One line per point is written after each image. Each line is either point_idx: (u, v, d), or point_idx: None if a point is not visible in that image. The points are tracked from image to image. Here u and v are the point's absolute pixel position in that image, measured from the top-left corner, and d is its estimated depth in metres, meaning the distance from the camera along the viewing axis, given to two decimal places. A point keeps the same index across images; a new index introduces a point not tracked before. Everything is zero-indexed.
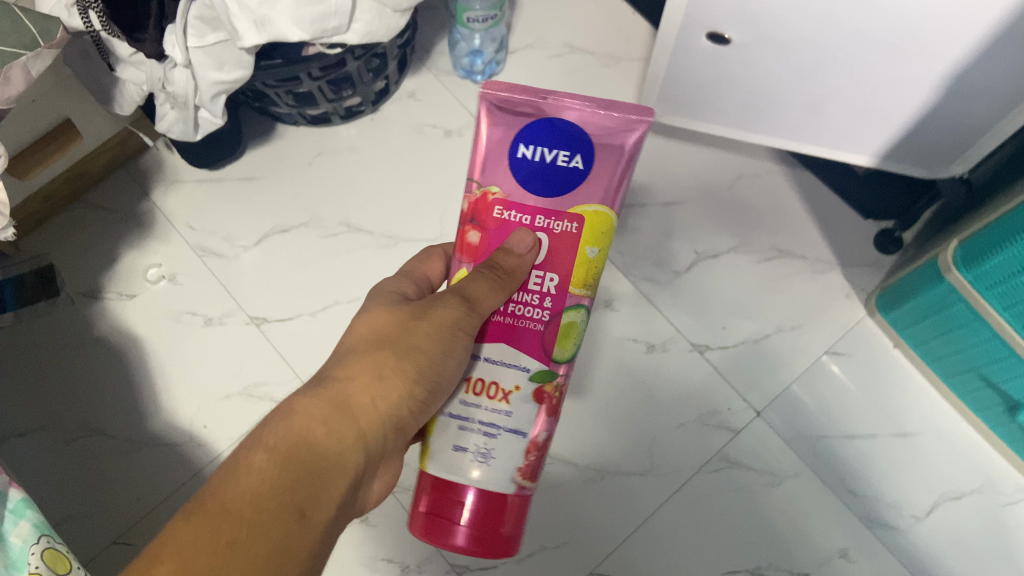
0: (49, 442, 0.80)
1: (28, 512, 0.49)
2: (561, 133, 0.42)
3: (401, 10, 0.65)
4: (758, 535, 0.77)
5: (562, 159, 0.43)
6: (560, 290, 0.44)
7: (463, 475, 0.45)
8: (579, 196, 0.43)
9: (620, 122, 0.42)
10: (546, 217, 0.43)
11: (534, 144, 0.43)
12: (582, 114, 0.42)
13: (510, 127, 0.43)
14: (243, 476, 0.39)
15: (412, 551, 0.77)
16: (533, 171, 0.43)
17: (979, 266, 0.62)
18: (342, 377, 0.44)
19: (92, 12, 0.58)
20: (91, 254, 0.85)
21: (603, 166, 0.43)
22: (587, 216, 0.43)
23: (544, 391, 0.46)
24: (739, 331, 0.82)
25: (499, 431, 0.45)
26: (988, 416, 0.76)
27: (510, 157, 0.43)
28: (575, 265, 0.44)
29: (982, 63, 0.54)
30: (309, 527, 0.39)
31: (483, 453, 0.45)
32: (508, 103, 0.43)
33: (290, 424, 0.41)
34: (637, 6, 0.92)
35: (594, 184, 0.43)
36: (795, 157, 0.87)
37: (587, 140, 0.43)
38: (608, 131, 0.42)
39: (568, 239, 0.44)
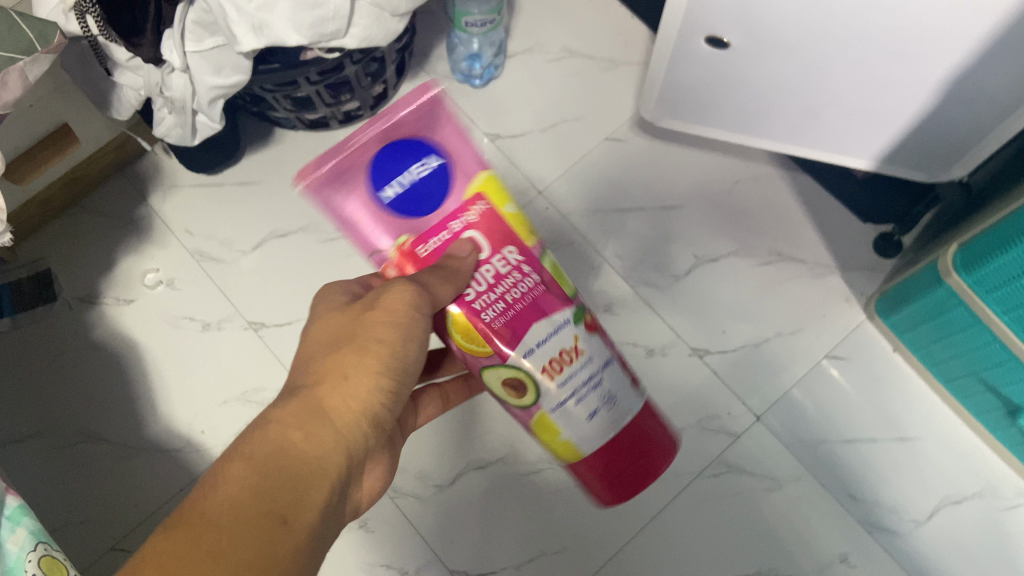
0: (45, 448, 0.79)
1: (24, 519, 0.49)
2: (396, 154, 0.42)
3: (399, 14, 0.65)
4: (758, 540, 0.77)
5: (419, 172, 0.42)
6: (523, 251, 0.45)
7: (605, 434, 0.46)
8: (456, 182, 0.43)
9: (419, 108, 0.43)
10: (456, 219, 0.43)
11: (390, 179, 0.42)
12: (389, 129, 0.42)
13: (359, 189, 0.42)
14: (223, 486, 0.37)
15: (410, 557, 0.77)
16: (416, 200, 0.42)
17: (980, 269, 0.62)
18: (307, 384, 0.43)
19: (89, 17, 0.58)
20: (89, 259, 0.85)
21: (447, 148, 0.44)
22: (480, 188, 0.44)
23: (587, 321, 0.47)
24: (739, 335, 0.82)
25: (600, 373, 0.46)
26: (989, 420, 0.76)
27: (384, 208, 0.42)
28: (512, 227, 0.45)
29: (982, 65, 0.54)
30: (297, 531, 0.37)
31: (608, 397, 0.46)
32: (333, 177, 0.41)
33: (265, 435, 0.40)
34: (636, 10, 0.92)
35: (459, 165, 0.44)
36: (794, 161, 0.87)
37: (417, 142, 0.43)
38: (421, 123, 0.43)
39: (488, 216, 0.44)
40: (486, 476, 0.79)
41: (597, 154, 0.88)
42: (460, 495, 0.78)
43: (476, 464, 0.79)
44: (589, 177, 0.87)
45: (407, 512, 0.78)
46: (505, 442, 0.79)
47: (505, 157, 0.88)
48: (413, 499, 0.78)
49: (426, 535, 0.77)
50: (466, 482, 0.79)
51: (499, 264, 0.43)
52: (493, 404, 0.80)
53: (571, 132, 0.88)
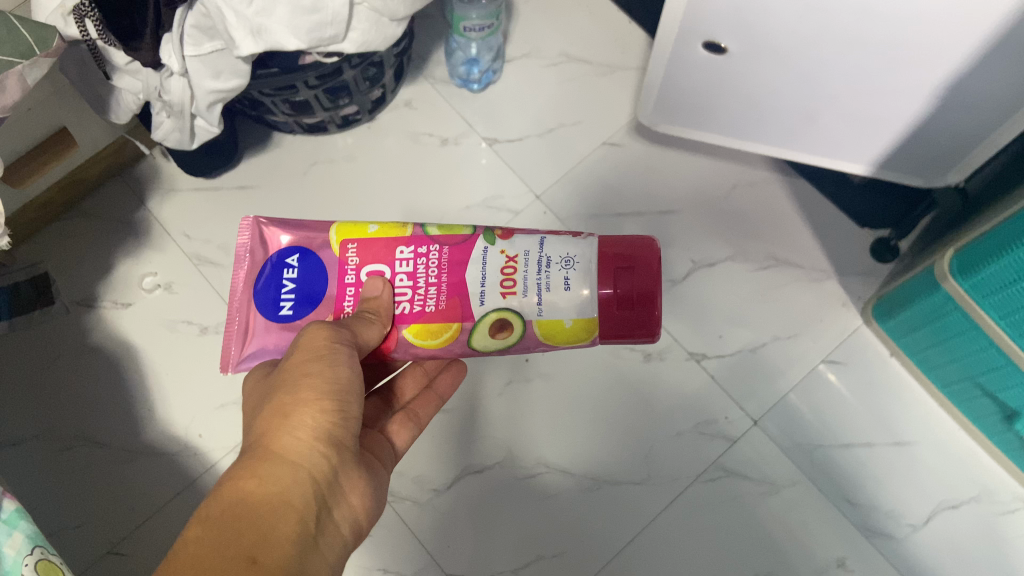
0: (42, 452, 0.79)
1: (21, 523, 0.48)
2: (265, 283, 0.50)
3: (397, 20, 0.65)
4: (755, 544, 0.77)
5: (291, 276, 0.50)
6: (405, 241, 0.51)
7: (591, 291, 0.48)
8: (323, 255, 0.51)
9: (248, 245, 0.51)
10: (348, 274, 0.50)
11: (277, 301, 0.50)
12: (245, 277, 0.51)
13: (260, 327, 0.50)
14: (185, 552, 0.37)
15: (407, 562, 0.77)
16: (308, 292, 0.50)
17: (976, 274, 0.62)
18: (255, 432, 0.43)
19: (88, 20, 0.58)
20: (86, 263, 0.85)
21: (295, 243, 0.51)
22: (338, 241, 0.51)
23: (501, 232, 0.51)
24: (735, 339, 0.82)
25: (543, 254, 0.49)
26: (985, 425, 0.76)
27: (290, 319, 0.50)
28: (386, 236, 0.51)
29: (976, 72, 0.54)
30: (271, 566, 0.37)
31: (565, 260, 0.48)
32: (237, 344, 0.51)
33: (219, 495, 0.40)
34: (632, 16, 0.92)
35: (307, 246, 0.51)
36: (789, 166, 0.87)
37: (270, 262, 0.51)
38: (259, 249, 0.51)
39: (365, 248, 0.51)
40: (483, 481, 0.79)
41: (594, 159, 0.88)
42: (457, 499, 0.78)
43: (473, 468, 0.79)
44: (587, 182, 0.87)
45: (405, 517, 0.78)
46: (502, 446, 0.79)
47: (503, 161, 0.88)
48: (410, 503, 0.78)
49: (423, 539, 0.77)
50: (464, 486, 0.78)
51: (404, 267, 0.50)
52: (490, 407, 0.81)
53: (567, 137, 0.89)
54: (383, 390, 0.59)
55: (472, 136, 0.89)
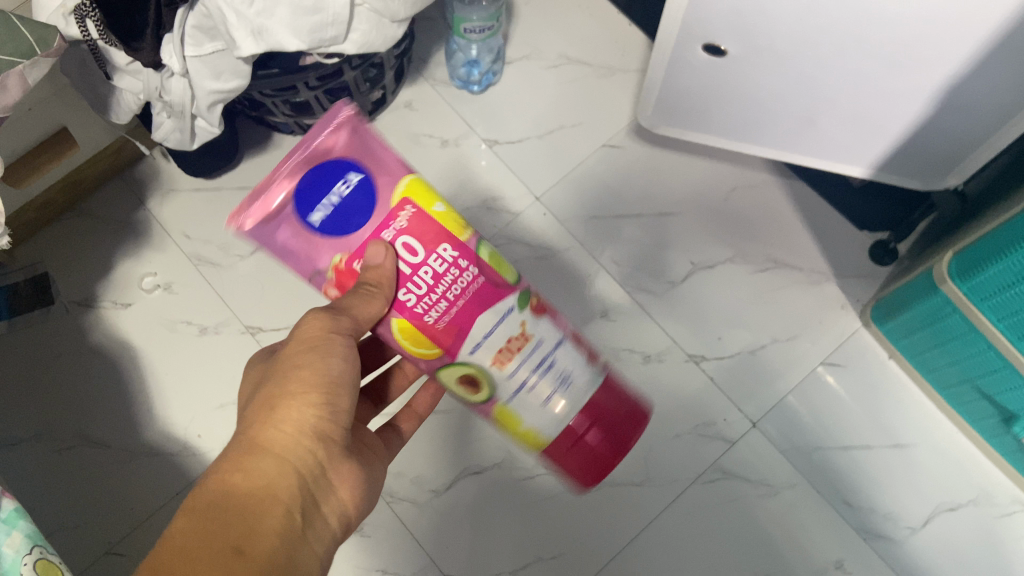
0: (41, 452, 0.79)
1: (20, 522, 0.48)
2: (314, 178, 0.39)
3: (398, 21, 0.65)
4: (753, 546, 0.77)
5: (343, 190, 0.39)
6: (457, 245, 0.42)
7: (565, 417, 0.46)
8: (382, 193, 0.40)
9: (328, 127, 0.40)
10: (387, 228, 0.41)
11: (315, 208, 0.39)
12: (302, 155, 0.39)
13: (280, 216, 0.39)
14: (169, 543, 0.37)
15: (405, 563, 0.77)
16: (342, 219, 0.40)
17: (975, 277, 0.62)
18: (245, 423, 0.43)
19: (89, 20, 0.58)
20: (86, 263, 0.85)
21: (370, 159, 0.40)
22: (407, 194, 0.41)
23: (534, 304, 0.46)
24: (734, 341, 0.82)
25: (548, 356, 0.45)
26: (983, 428, 0.76)
27: (313, 230, 0.40)
28: (442, 224, 0.42)
29: (975, 75, 0.54)
30: (253, 560, 0.37)
31: (561, 379, 0.46)
32: (251, 216, 0.39)
33: (205, 486, 0.40)
34: (633, 18, 0.93)
35: (380, 173, 0.41)
36: (789, 169, 0.87)
37: (334, 160, 0.40)
38: (335, 140, 0.40)
39: (418, 219, 0.41)
40: (482, 482, 0.79)
41: (594, 160, 0.88)
42: (456, 500, 0.78)
43: (472, 469, 0.79)
44: (587, 183, 0.87)
45: (404, 518, 0.78)
46: (501, 447, 0.79)
47: (503, 163, 0.88)
48: (409, 504, 0.78)
49: (422, 540, 0.77)
50: (463, 487, 0.78)
51: (435, 265, 0.42)
52: None
53: (568, 138, 0.89)
54: (371, 391, 0.59)
55: (472, 138, 0.89)
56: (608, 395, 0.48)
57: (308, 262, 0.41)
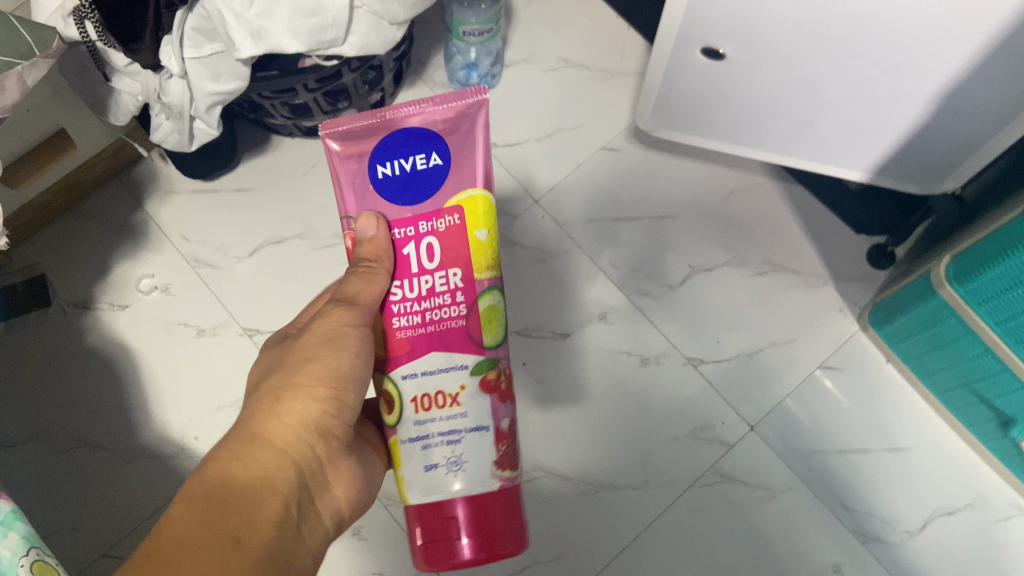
0: (38, 454, 0.79)
1: (17, 524, 0.48)
2: (412, 138, 0.43)
3: (398, 23, 0.65)
4: (751, 550, 0.77)
5: (421, 163, 0.43)
6: (467, 279, 0.44)
7: (450, 493, 0.44)
8: (446, 191, 0.44)
9: (457, 108, 0.43)
10: (427, 221, 0.44)
11: (389, 162, 0.43)
12: (421, 116, 0.43)
13: (363, 153, 0.43)
14: (167, 528, 0.37)
15: (402, 566, 0.76)
16: (399, 188, 0.43)
17: (972, 280, 0.62)
18: (246, 415, 0.44)
19: (88, 22, 0.58)
20: (83, 264, 0.85)
21: (461, 153, 0.44)
22: (464, 205, 0.44)
23: (489, 377, 0.45)
24: (732, 344, 0.83)
25: (461, 435, 0.44)
26: (981, 432, 0.76)
27: (373, 180, 0.43)
28: (471, 253, 0.44)
29: (972, 79, 0.55)
30: (251, 549, 0.37)
31: (454, 462, 0.44)
32: (356, 132, 0.43)
33: (205, 472, 0.40)
34: (632, 22, 0.93)
35: (458, 171, 0.44)
36: (787, 172, 0.88)
37: (436, 134, 0.43)
38: (450, 121, 0.43)
39: (454, 234, 0.44)
40: None
41: (592, 163, 0.88)
42: None
43: None
44: (585, 186, 0.87)
45: (401, 520, 0.77)
46: None
47: (501, 165, 0.88)
48: None
49: None
50: None
51: (435, 282, 0.44)
52: None
53: (566, 141, 0.89)
54: None
55: None
56: (499, 504, 0.45)
57: (350, 203, 0.44)
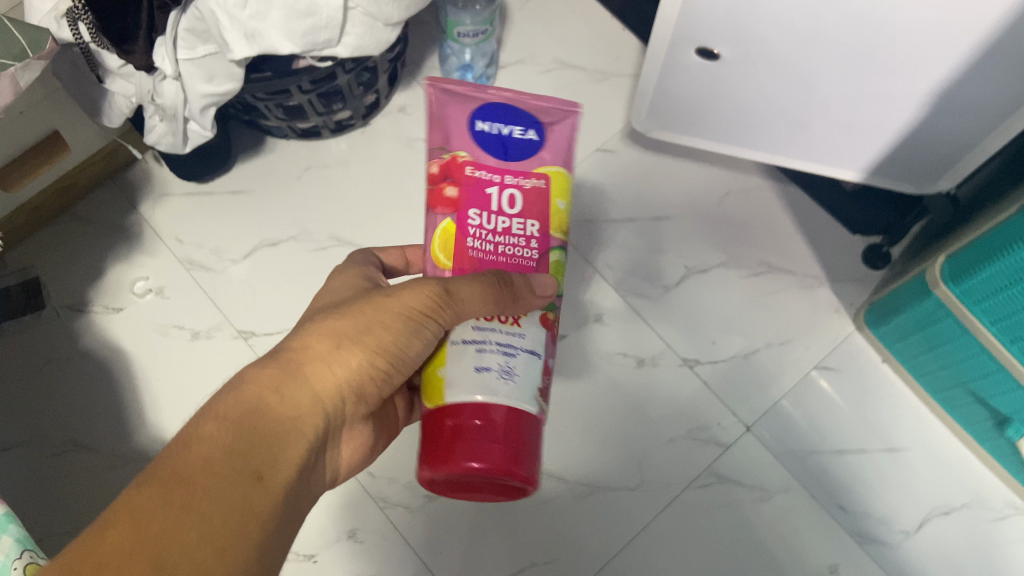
0: (31, 457, 0.78)
1: (10, 526, 0.48)
2: (512, 112, 0.45)
3: (391, 24, 0.65)
4: (748, 550, 0.77)
5: (516, 134, 0.44)
6: (544, 232, 0.44)
7: (479, 395, 0.40)
8: (538, 163, 0.44)
9: (555, 107, 0.46)
10: (513, 176, 0.44)
11: (489, 120, 0.44)
12: (523, 100, 0.45)
13: (465, 109, 0.45)
14: (195, 446, 0.38)
15: (399, 569, 0.76)
16: (494, 144, 0.44)
17: (966, 280, 0.62)
18: (295, 342, 0.43)
19: (81, 24, 0.58)
20: (77, 268, 0.84)
21: (555, 138, 0.45)
22: (551, 176, 0.44)
23: (548, 318, 0.44)
24: (728, 346, 0.82)
25: (517, 351, 0.41)
26: (977, 431, 0.76)
27: (469, 130, 0.44)
28: (551, 214, 0.44)
29: (969, 78, 0.55)
30: (271, 488, 0.39)
31: (506, 371, 0.40)
32: (466, 96, 0.45)
33: (241, 394, 0.40)
34: (626, 24, 0.93)
35: (550, 150, 0.45)
36: (782, 173, 0.88)
37: (535, 116, 0.45)
38: (547, 111, 0.45)
39: (539, 194, 0.44)
40: None
41: (588, 165, 0.88)
42: (450, 506, 0.78)
43: None
44: (581, 187, 0.87)
45: (398, 523, 0.77)
46: None
47: None
48: (403, 509, 0.77)
49: (415, 546, 0.77)
50: None
51: (512, 224, 0.43)
52: None
53: None
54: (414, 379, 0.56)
55: None
56: (510, 424, 0.40)
57: (443, 142, 0.45)
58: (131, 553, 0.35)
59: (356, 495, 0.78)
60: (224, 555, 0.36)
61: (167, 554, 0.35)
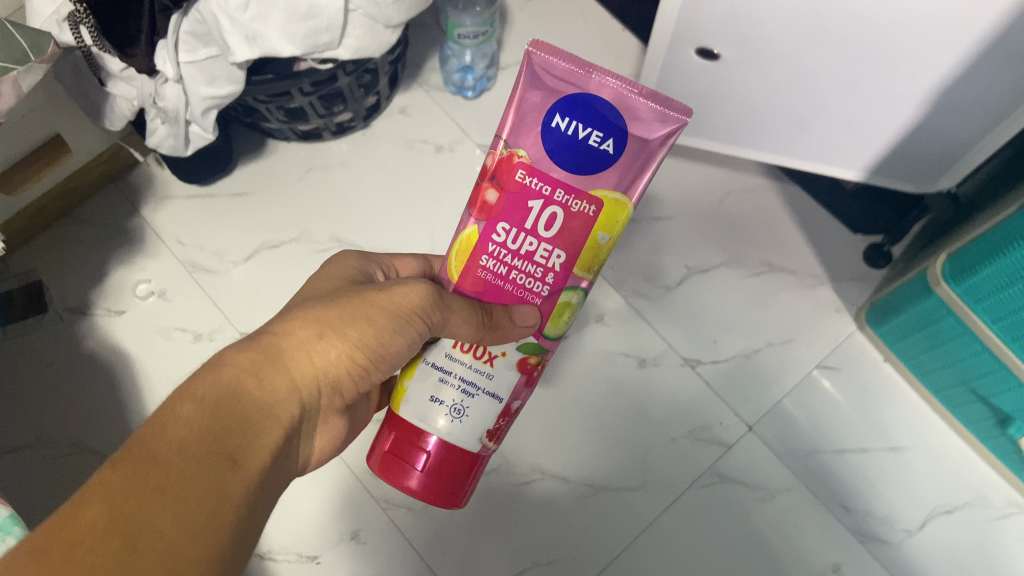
0: (34, 460, 0.78)
1: (14, 528, 0.48)
2: (600, 112, 0.40)
3: (392, 26, 0.66)
4: (750, 550, 0.77)
5: (594, 140, 0.41)
6: (567, 267, 0.44)
7: (430, 426, 0.46)
8: (603, 181, 0.42)
9: (656, 112, 0.40)
10: (565, 194, 0.42)
11: (569, 117, 0.41)
12: (621, 96, 0.40)
13: (549, 93, 0.41)
14: (171, 425, 0.37)
15: (402, 570, 0.76)
16: (562, 146, 0.41)
17: (967, 279, 0.62)
18: (277, 330, 0.44)
19: (82, 28, 0.58)
20: (79, 271, 0.84)
21: (634, 156, 0.41)
22: (606, 203, 0.42)
23: (528, 362, 0.47)
24: (729, 346, 0.82)
25: (477, 391, 0.46)
26: (979, 430, 0.76)
27: (543, 124, 0.41)
28: (584, 249, 0.43)
29: (969, 76, 0.55)
30: (247, 470, 0.39)
31: (458, 410, 0.46)
32: (558, 81, 0.40)
33: (219, 376, 0.40)
34: (626, 24, 0.93)
35: (624, 168, 0.41)
36: (782, 172, 0.88)
37: (622, 123, 0.40)
38: (642, 118, 0.40)
39: (582, 222, 0.43)
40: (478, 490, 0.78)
41: None
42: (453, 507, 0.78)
43: None
44: None
45: (400, 524, 0.77)
46: (497, 454, 0.79)
47: None
48: (405, 510, 0.77)
49: (417, 546, 0.77)
50: None
51: (538, 249, 0.43)
52: None
53: None
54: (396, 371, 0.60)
55: (466, 143, 0.89)
56: (438, 457, 0.46)
57: (511, 127, 0.42)
58: (104, 536, 0.33)
59: (357, 495, 0.78)
60: (199, 536, 0.36)
61: (141, 533, 0.34)
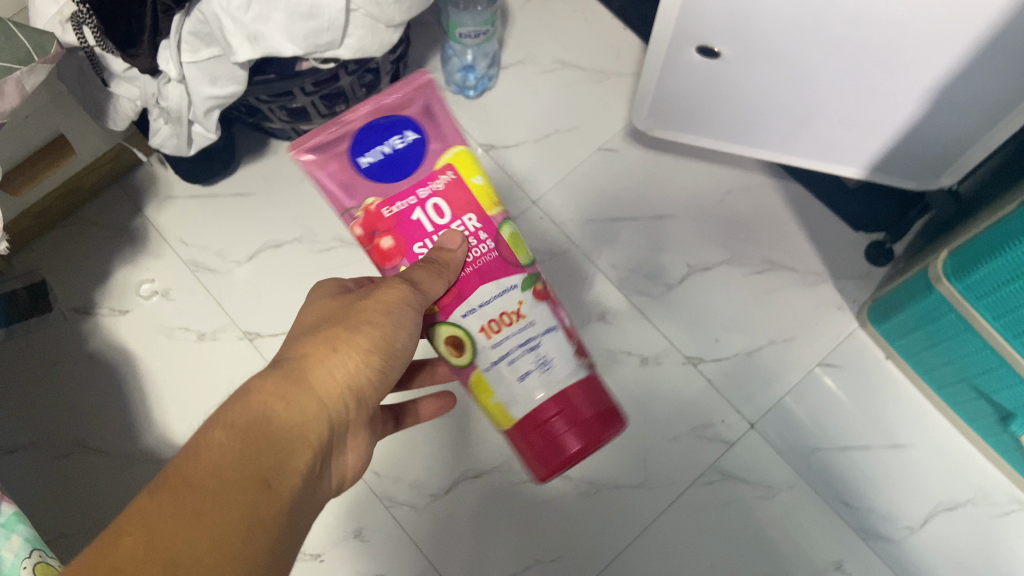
0: (40, 459, 0.79)
1: (19, 526, 0.48)
2: (380, 126, 0.45)
3: (393, 26, 0.66)
4: (753, 547, 0.77)
5: (398, 143, 0.45)
6: (483, 217, 0.47)
7: (546, 396, 0.47)
8: (432, 157, 0.46)
9: (404, 93, 0.46)
10: (423, 187, 0.45)
11: (369, 149, 0.45)
12: (374, 106, 0.45)
13: (338, 154, 0.45)
14: (204, 452, 0.37)
15: (406, 567, 0.76)
16: (387, 167, 0.45)
17: (969, 275, 0.62)
18: (295, 353, 0.45)
19: (86, 28, 0.58)
20: (83, 270, 0.85)
21: (433, 128, 0.46)
22: (453, 161, 0.46)
23: (539, 290, 0.48)
24: (730, 344, 0.83)
25: (537, 338, 0.47)
26: (981, 426, 0.76)
27: (360, 170, 0.45)
28: (477, 196, 0.47)
29: (965, 73, 0.55)
30: (279, 493, 0.39)
31: (542, 361, 0.47)
32: (332, 137, 0.45)
33: (247, 402, 0.41)
34: (627, 24, 0.93)
35: (434, 138, 0.46)
36: (783, 170, 0.88)
37: (397, 118, 0.46)
38: (401, 103, 0.46)
39: (455, 185, 0.46)
40: (482, 487, 0.78)
41: (589, 165, 0.88)
42: (456, 504, 0.78)
43: (471, 473, 0.79)
44: (583, 185, 0.88)
45: (403, 521, 0.77)
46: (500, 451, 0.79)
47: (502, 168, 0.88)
48: (409, 508, 0.78)
49: (421, 544, 0.77)
50: (460, 493, 0.78)
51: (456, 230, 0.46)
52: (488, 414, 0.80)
53: (563, 141, 0.89)
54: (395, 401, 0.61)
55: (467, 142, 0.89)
56: (564, 410, 0.47)
57: (346, 199, 0.45)
58: (144, 563, 0.33)
59: (362, 493, 0.78)
60: (237, 561, 0.35)
61: (179, 560, 0.34)
